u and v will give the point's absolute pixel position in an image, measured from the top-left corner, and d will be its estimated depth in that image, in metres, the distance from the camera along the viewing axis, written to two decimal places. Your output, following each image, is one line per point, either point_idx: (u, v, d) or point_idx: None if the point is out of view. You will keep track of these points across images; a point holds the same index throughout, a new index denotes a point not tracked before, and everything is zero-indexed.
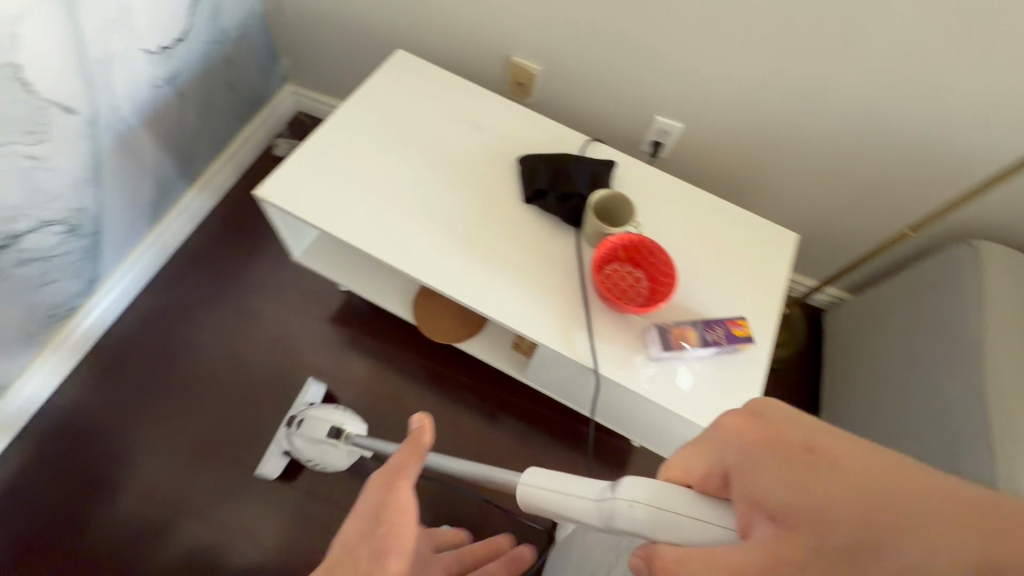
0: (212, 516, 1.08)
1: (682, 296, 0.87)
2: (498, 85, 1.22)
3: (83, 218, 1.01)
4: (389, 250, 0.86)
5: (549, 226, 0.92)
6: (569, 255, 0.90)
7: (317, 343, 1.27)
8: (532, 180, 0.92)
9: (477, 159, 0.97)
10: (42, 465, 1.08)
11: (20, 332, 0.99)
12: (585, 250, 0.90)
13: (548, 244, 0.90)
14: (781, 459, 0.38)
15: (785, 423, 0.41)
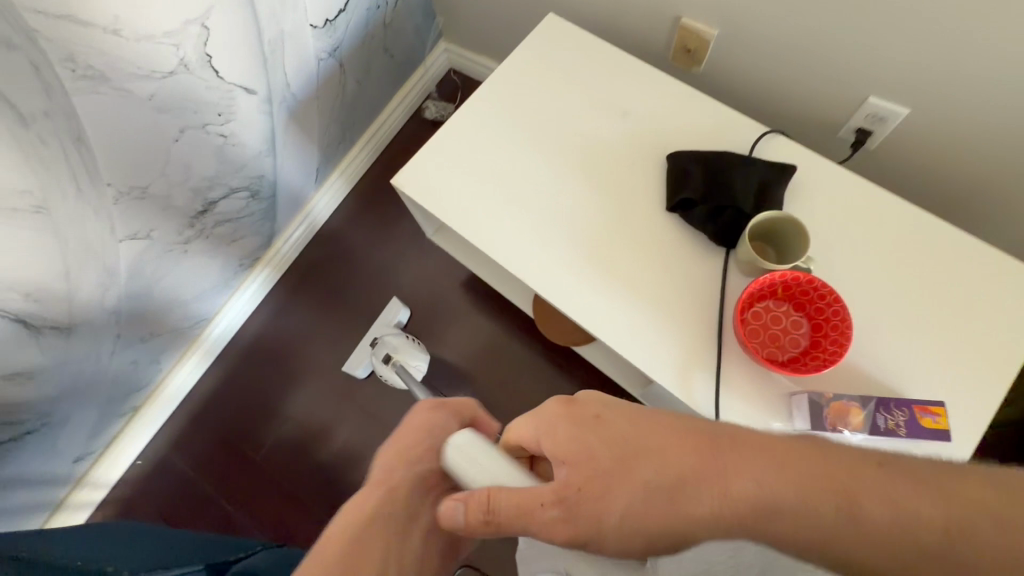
0: (349, 452, 1.24)
1: (853, 358, 0.70)
2: (659, 51, 1.04)
3: (263, 184, 1.16)
4: (510, 256, 0.83)
5: (691, 245, 0.79)
6: (710, 284, 0.77)
7: (446, 311, 1.34)
8: (680, 188, 0.79)
9: (618, 156, 0.86)
10: (232, 381, 1.32)
11: (220, 277, 1.20)
12: (732, 280, 0.76)
13: (685, 266, 0.78)
14: (572, 422, 0.54)
15: (588, 404, 0.55)
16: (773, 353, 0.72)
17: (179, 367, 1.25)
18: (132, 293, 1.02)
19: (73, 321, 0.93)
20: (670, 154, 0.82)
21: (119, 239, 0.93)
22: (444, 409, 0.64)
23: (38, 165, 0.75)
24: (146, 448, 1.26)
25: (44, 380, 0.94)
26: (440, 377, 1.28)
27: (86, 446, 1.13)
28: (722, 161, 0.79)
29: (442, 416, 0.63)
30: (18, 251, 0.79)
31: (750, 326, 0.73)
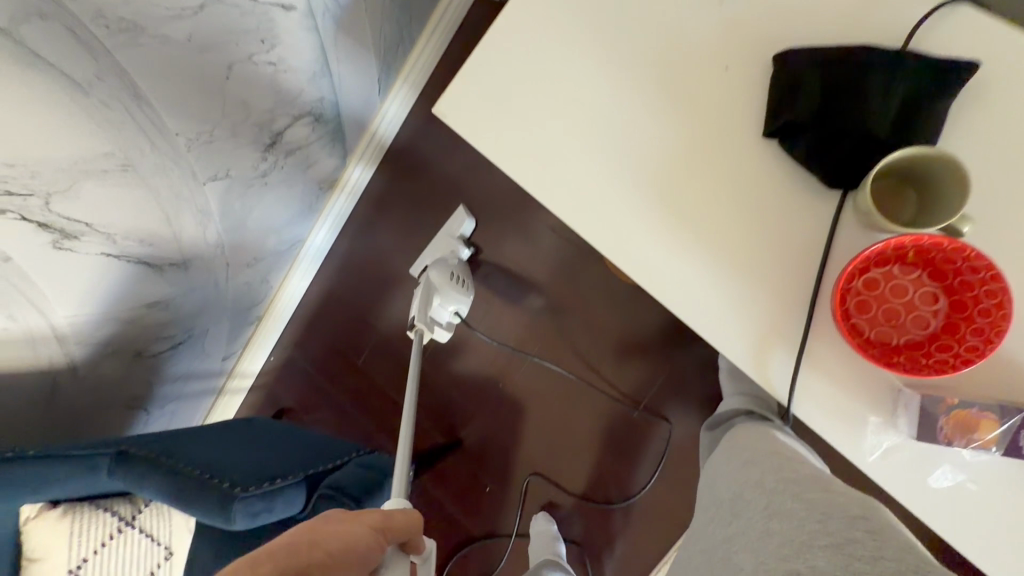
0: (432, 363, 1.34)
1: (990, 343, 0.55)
2: None
3: (324, 106, 1.13)
4: (566, 204, 0.68)
5: (785, 187, 0.64)
6: (811, 236, 0.63)
7: (520, 228, 1.30)
8: (785, 109, 0.63)
9: (707, 62, 0.67)
10: (331, 294, 1.45)
11: (304, 200, 1.27)
12: (842, 232, 0.63)
13: (776, 215, 0.64)
14: None
15: None
16: (881, 331, 0.59)
17: (287, 281, 1.41)
18: (230, 228, 1.12)
19: (186, 257, 1.07)
20: (776, 56, 0.64)
21: (203, 182, 1.00)
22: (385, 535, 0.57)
23: (111, 128, 0.80)
24: (274, 348, 1.49)
25: (177, 304, 1.12)
26: (513, 295, 1.29)
27: (228, 349, 1.37)
28: (854, 64, 0.61)
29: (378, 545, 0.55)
30: (122, 206, 0.89)
31: (859, 296, 0.59)
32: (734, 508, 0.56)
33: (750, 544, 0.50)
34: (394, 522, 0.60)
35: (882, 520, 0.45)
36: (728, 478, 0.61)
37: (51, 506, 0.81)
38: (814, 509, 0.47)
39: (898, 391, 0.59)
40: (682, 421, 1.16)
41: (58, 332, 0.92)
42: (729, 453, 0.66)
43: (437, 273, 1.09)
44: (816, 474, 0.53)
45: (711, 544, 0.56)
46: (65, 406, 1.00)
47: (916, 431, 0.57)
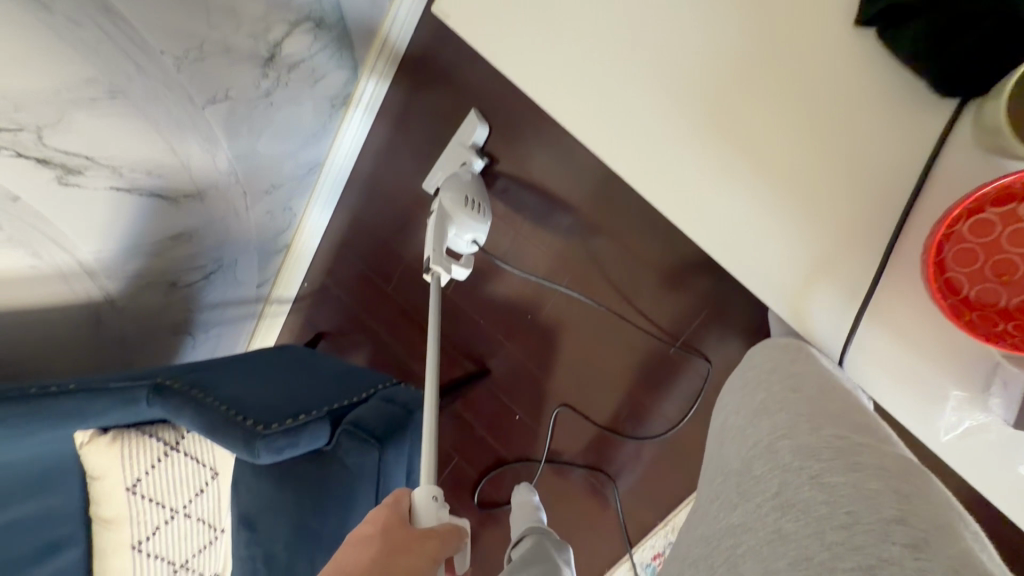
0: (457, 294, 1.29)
1: None
2: None
3: (325, 9, 1.03)
4: (589, 127, 0.56)
5: (872, 102, 0.50)
6: (898, 163, 0.50)
7: (547, 148, 1.18)
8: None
9: None
10: (355, 221, 1.42)
11: (316, 119, 1.20)
12: (948, 159, 0.49)
13: (857, 138, 0.50)
14: None
15: None
16: (986, 289, 0.46)
17: (310, 207, 1.38)
18: (240, 154, 1.07)
19: (200, 187, 1.03)
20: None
21: (202, 106, 0.93)
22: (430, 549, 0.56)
23: (90, 49, 0.73)
24: (305, 275, 1.49)
25: (200, 236, 1.10)
26: (543, 222, 1.19)
27: (261, 276, 1.38)
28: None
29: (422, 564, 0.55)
30: (123, 137, 0.84)
31: (962, 243, 0.46)
32: (742, 487, 0.42)
33: (757, 546, 0.37)
34: (452, 536, 0.59)
35: (934, 525, 0.33)
36: (736, 438, 0.48)
37: (101, 432, 0.86)
38: (839, 501, 0.36)
39: (996, 365, 0.49)
40: (720, 357, 1.08)
41: (87, 267, 0.92)
42: (743, 399, 0.51)
43: (450, 197, 1.03)
44: (848, 440, 0.40)
45: (712, 531, 0.42)
46: (113, 336, 1.04)
47: (1014, 419, 0.48)
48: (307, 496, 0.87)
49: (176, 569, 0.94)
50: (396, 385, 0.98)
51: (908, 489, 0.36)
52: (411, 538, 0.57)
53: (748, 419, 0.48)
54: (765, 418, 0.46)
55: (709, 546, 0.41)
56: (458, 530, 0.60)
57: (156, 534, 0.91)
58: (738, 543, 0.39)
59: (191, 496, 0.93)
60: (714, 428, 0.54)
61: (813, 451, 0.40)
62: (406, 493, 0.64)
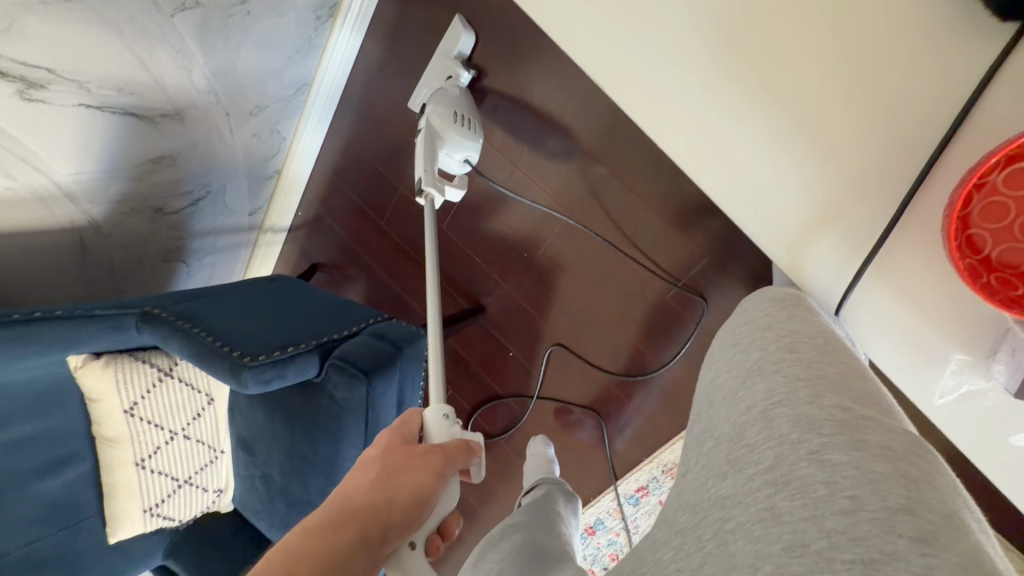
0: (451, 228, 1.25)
1: None
2: None
3: None
4: (590, 49, 0.55)
5: (911, 21, 0.43)
6: (931, 94, 0.43)
7: (548, 72, 1.09)
8: None
9: None
10: (348, 147, 1.35)
11: (299, 30, 1.12)
12: (993, 94, 0.42)
13: (891, 64, 0.44)
14: None
15: None
16: (1012, 249, 0.41)
17: (298, 132, 1.31)
18: (217, 71, 1.00)
19: (178, 107, 0.97)
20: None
21: (170, 14, 0.86)
22: (434, 460, 0.56)
23: None
24: (299, 203, 1.45)
25: (186, 159, 1.06)
26: (546, 151, 1.12)
27: (253, 204, 1.35)
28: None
29: (427, 476, 0.54)
30: (86, 46, 0.78)
31: (993, 196, 0.41)
32: (732, 455, 0.39)
33: (749, 524, 0.35)
34: (461, 453, 0.58)
35: (943, 517, 0.32)
36: (727, 400, 0.44)
37: (93, 357, 0.88)
38: (840, 482, 0.34)
39: (1008, 332, 0.44)
40: (721, 301, 1.05)
41: (65, 188, 0.89)
42: (735, 356, 0.46)
43: (437, 114, 0.96)
44: (850, 413, 0.38)
45: (701, 500, 0.40)
46: (101, 262, 1.03)
47: (1016, 387, 0.45)
48: (298, 423, 0.89)
49: (180, 485, 0.98)
50: (386, 320, 0.97)
51: (915, 473, 0.34)
52: (413, 456, 0.56)
53: (740, 379, 0.44)
54: (759, 380, 0.42)
55: (696, 517, 0.39)
56: (468, 448, 0.59)
57: (157, 453, 0.94)
58: (727, 518, 0.36)
59: (189, 420, 0.95)
60: (703, 385, 0.50)
61: (815, 424, 0.37)
62: (419, 414, 0.63)
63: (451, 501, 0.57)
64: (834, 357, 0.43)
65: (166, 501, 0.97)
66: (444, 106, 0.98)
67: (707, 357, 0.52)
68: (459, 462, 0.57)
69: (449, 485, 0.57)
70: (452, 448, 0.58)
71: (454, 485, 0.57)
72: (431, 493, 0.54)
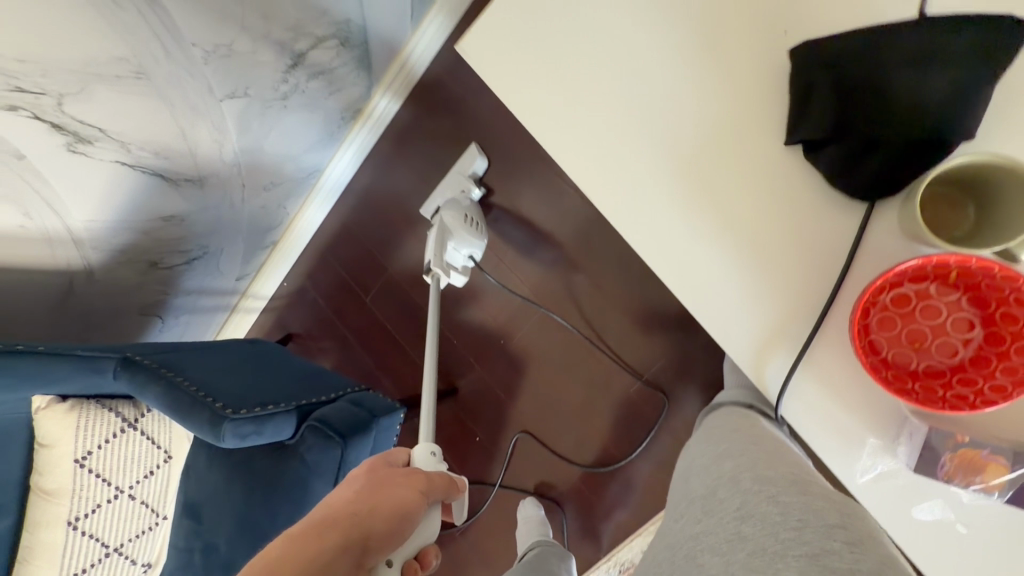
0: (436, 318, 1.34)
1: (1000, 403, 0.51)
2: None
3: (353, 30, 1.08)
4: (576, 162, 0.63)
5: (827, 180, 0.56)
6: (848, 238, 0.55)
7: (538, 188, 1.25)
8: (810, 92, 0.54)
9: (746, 16, 0.58)
10: (346, 230, 1.45)
11: (324, 129, 1.26)
12: (883, 240, 0.55)
13: (816, 213, 0.56)
14: None
15: None
16: (902, 353, 0.51)
17: (303, 209, 1.42)
18: (245, 148, 1.11)
19: (202, 174, 1.07)
20: (793, 49, 0.55)
21: (221, 98, 0.98)
22: (418, 481, 0.56)
23: (126, 30, 0.77)
24: (287, 274, 1.50)
25: (194, 221, 1.14)
26: (529, 253, 1.25)
27: (243, 269, 1.40)
28: (878, 59, 0.50)
29: (410, 494, 0.53)
30: (135, 114, 0.87)
31: (884, 311, 0.50)
32: (706, 506, 0.46)
33: (717, 542, 0.41)
34: (443, 483, 0.58)
35: (871, 536, 0.37)
36: (701, 473, 0.52)
37: (60, 399, 0.86)
38: (792, 512, 0.39)
39: (905, 419, 0.53)
40: (682, 404, 1.13)
41: (77, 234, 0.94)
42: (706, 448, 0.57)
43: (450, 214, 1.09)
44: (800, 477, 0.45)
45: (677, 542, 0.46)
46: (79, 306, 1.05)
47: (915, 464, 0.53)
48: (258, 490, 0.87)
49: (108, 553, 0.90)
50: (364, 390, 0.99)
51: (851, 510, 0.40)
52: (399, 475, 0.56)
53: (709, 462, 0.53)
54: (727, 460, 0.51)
55: (672, 550, 0.45)
56: (450, 482, 0.60)
57: (95, 512, 0.88)
58: (698, 540, 0.43)
59: (140, 476, 0.91)
60: (681, 471, 0.59)
61: (772, 480, 0.44)
62: (406, 449, 0.64)
63: (433, 531, 0.55)
64: (771, 444, 0.52)
65: (89, 570, 0.89)
66: (454, 207, 1.11)
67: (684, 453, 0.62)
68: (440, 490, 0.57)
69: (433, 514, 0.55)
70: (434, 474, 0.58)
71: (436, 515, 0.56)
72: (414, 511, 0.52)
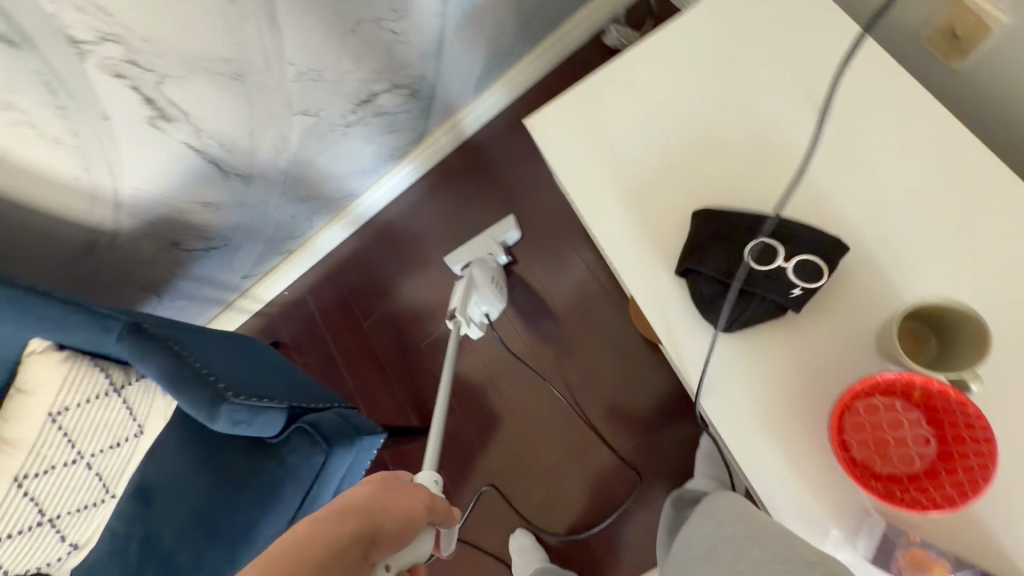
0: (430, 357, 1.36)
1: (961, 521, 0.56)
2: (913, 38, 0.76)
3: (423, 85, 1.20)
4: (610, 238, 0.74)
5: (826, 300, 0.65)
6: (838, 352, 0.63)
7: (552, 257, 1.33)
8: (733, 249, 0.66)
9: (766, 157, 0.72)
10: (360, 257, 1.49)
11: (370, 164, 1.34)
12: (869, 358, 0.62)
13: (815, 326, 0.64)
14: None
15: None
16: (868, 456, 0.58)
17: (326, 228, 1.46)
18: (296, 161, 1.18)
19: (251, 173, 1.13)
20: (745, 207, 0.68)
21: (293, 113, 1.06)
22: (422, 496, 0.59)
23: (239, 38, 0.87)
24: (291, 284, 1.52)
25: (228, 213, 1.19)
26: (529, 313, 1.31)
27: (251, 270, 1.42)
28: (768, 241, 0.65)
29: (417, 503, 0.57)
30: (216, 106, 0.95)
31: (856, 415, 0.58)
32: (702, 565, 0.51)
33: None
34: (438, 508, 0.62)
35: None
36: (695, 539, 0.56)
37: (56, 348, 0.85)
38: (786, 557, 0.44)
39: (866, 515, 0.59)
40: (651, 493, 1.14)
41: (119, 196, 0.98)
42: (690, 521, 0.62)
43: (479, 271, 1.16)
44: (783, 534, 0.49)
45: None
46: (92, 266, 1.07)
47: (872, 556, 0.57)
48: (229, 482, 0.87)
49: (41, 522, 0.85)
50: (350, 408, 0.99)
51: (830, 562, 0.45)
52: (407, 486, 0.60)
53: (699, 531, 0.57)
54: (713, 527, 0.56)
55: None
56: (442, 513, 0.63)
57: (47, 474, 0.84)
58: None
59: (106, 446, 0.88)
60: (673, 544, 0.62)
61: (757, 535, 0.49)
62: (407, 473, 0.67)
63: (424, 550, 0.56)
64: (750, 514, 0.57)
65: (16, 535, 0.84)
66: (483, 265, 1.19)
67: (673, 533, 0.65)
68: (434, 510, 0.60)
69: (427, 533, 0.57)
70: (431, 498, 0.62)
71: (428, 537, 0.58)
72: (418, 520, 0.55)
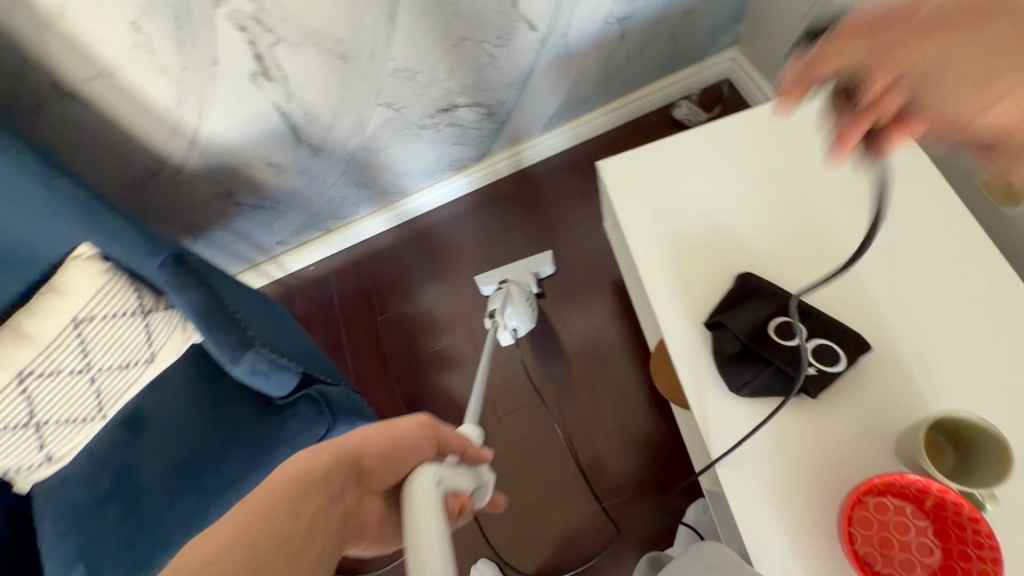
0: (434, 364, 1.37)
1: None
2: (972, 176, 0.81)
3: (500, 110, 1.26)
4: (656, 286, 0.79)
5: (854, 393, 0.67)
6: (858, 445, 0.65)
7: (577, 298, 1.35)
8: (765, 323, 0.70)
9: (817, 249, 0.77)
10: (391, 254, 1.51)
11: (428, 170, 1.39)
12: (887, 459, 0.64)
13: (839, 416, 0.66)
14: None
15: None
16: (871, 554, 0.58)
17: (366, 219, 1.48)
18: (364, 147, 1.22)
19: (319, 148, 1.17)
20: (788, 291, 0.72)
21: (377, 103, 1.12)
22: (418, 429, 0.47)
23: (357, 23, 0.94)
24: (318, 261, 1.54)
25: (286, 179, 1.22)
26: (542, 346, 1.33)
27: (286, 238, 1.44)
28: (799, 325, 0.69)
29: (413, 438, 0.46)
30: (313, 78, 1.00)
31: (864, 511, 0.60)
32: None
33: None
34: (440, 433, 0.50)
35: None
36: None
37: (102, 257, 0.86)
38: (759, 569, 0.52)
39: None
40: (624, 553, 1.12)
41: (197, 135, 1.03)
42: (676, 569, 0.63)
43: (516, 289, 1.22)
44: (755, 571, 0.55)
45: None
46: (147, 193, 1.10)
47: None
48: (222, 431, 0.86)
49: (27, 424, 0.84)
50: None
51: None
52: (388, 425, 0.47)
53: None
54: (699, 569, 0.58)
55: None
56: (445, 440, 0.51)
57: (52, 375, 0.84)
58: None
59: (114, 365, 0.87)
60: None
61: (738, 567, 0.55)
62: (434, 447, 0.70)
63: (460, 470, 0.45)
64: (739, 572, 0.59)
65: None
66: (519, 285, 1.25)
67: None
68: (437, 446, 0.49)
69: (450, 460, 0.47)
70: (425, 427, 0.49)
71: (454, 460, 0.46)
72: (416, 442, 0.45)
